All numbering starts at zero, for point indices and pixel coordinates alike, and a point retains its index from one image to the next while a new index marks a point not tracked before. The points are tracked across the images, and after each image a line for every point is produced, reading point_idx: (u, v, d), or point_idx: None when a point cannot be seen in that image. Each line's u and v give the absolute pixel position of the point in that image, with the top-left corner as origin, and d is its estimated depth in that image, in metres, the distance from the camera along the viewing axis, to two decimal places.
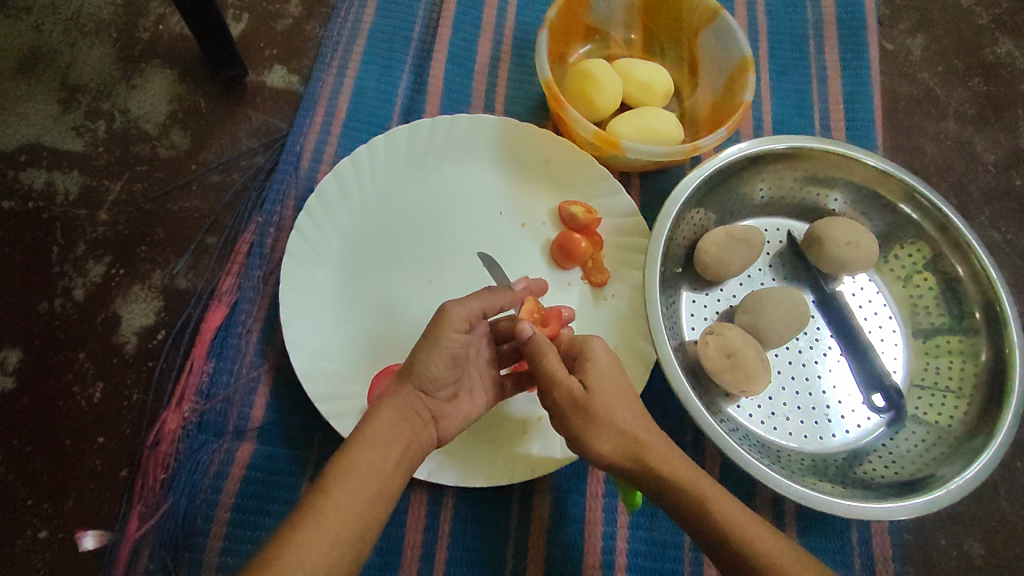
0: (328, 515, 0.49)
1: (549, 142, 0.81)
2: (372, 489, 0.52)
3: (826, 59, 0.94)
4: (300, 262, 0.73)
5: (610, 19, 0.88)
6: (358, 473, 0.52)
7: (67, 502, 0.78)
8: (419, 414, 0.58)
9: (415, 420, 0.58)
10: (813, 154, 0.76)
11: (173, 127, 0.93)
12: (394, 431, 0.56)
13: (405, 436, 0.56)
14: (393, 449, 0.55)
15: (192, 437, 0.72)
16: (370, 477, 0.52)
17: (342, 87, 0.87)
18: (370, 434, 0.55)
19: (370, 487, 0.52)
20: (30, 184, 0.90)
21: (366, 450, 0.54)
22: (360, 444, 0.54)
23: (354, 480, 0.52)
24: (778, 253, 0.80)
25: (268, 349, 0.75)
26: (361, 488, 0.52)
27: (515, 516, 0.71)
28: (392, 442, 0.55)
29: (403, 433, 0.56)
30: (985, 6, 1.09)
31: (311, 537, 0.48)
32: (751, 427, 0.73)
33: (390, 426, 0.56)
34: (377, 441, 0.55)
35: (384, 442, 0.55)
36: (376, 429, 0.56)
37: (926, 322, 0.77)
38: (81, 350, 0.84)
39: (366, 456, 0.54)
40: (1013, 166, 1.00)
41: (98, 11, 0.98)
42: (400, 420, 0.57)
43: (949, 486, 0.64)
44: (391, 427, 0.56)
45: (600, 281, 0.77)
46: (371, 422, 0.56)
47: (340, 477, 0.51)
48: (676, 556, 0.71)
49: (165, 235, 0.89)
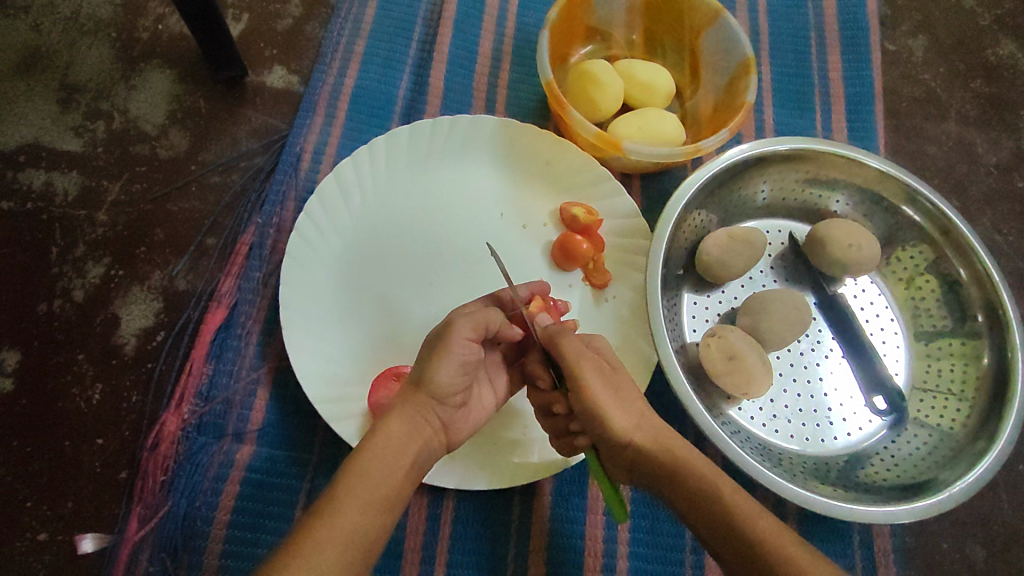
0: (332, 519, 0.48)
1: (549, 143, 0.80)
2: (383, 496, 0.52)
3: (828, 61, 0.94)
4: (300, 264, 0.73)
5: (611, 19, 0.87)
6: (368, 481, 0.52)
7: (66, 504, 0.77)
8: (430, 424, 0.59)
9: (425, 429, 0.58)
10: (815, 155, 0.76)
11: (173, 127, 0.93)
12: (404, 440, 0.56)
13: (414, 444, 0.57)
14: (402, 457, 0.55)
15: (192, 439, 0.72)
16: (380, 485, 0.52)
17: (343, 88, 0.87)
18: (380, 443, 0.55)
19: (380, 496, 0.52)
20: (29, 184, 0.89)
21: (374, 461, 0.54)
22: (370, 452, 0.54)
23: (365, 488, 0.51)
24: (779, 255, 0.80)
25: (268, 351, 0.75)
26: (372, 495, 0.51)
27: (515, 518, 0.71)
28: (401, 453, 0.55)
29: (413, 442, 0.57)
30: (987, 7, 1.09)
31: (322, 540, 0.47)
32: (752, 430, 0.72)
33: (400, 434, 0.56)
34: (387, 450, 0.55)
35: (393, 452, 0.55)
36: (386, 438, 0.56)
37: (928, 325, 0.77)
38: (81, 351, 0.83)
39: (375, 465, 0.53)
40: (1015, 168, 1.00)
41: (97, 10, 0.98)
42: (410, 429, 0.57)
43: (950, 490, 0.64)
44: (400, 436, 0.56)
45: (600, 283, 0.77)
46: (381, 430, 0.56)
47: (351, 484, 0.51)
48: (678, 559, 0.70)
49: (165, 235, 0.88)
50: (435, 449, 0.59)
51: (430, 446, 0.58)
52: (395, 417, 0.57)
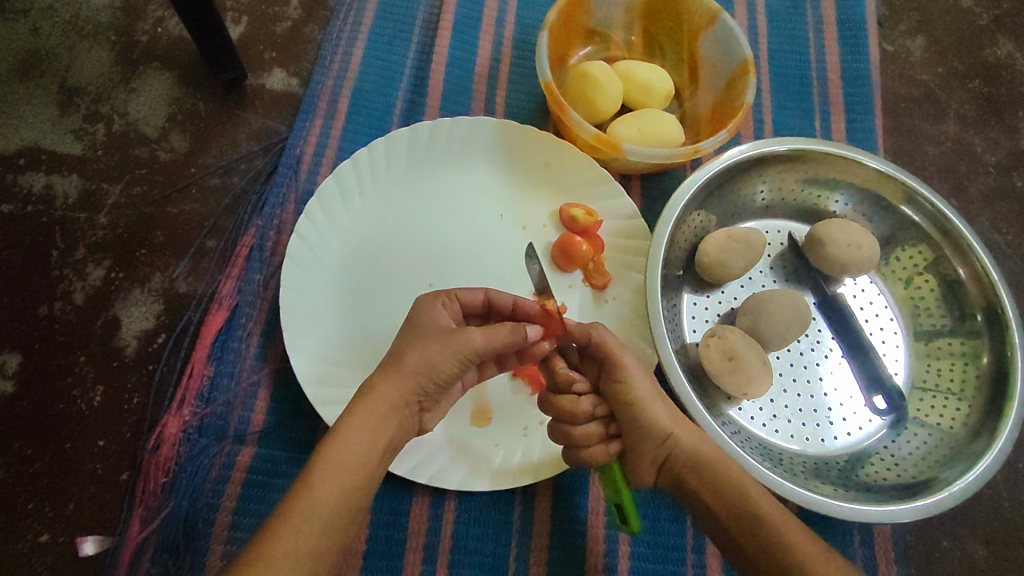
0: (316, 507, 0.49)
1: (549, 143, 0.80)
2: (354, 480, 0.51)
3: (826, 60, 0.94)
4: (300, 265, 0.73)
5: (610, 21, 0.87)
6: (343, 463, 0.52)
7: (68, 506, 0.77)
8: (411, 405, 0.57)
9: (405, 412, 0.56)
10: (812, 155, 0.76)
11: (173, 129, 0.93)
12: (383, 420, 0.55)
13: (391, 425, 0.55)
14: (377, 443, 0.54)
15: (193, 440, 0.72)
16: (353, 468, 0.52)
17: (342, 90, 0.87)
18: (357, 422, 0.54)
19: (352, 478, 0.51)
20: (29, 187, 0.89)
21: (350, 444, 0.52)
22: (346, 432, 0.53)
23: (339, 470, 0.51)
24: (778, 255, 0.80)
25: (268, 352, 0.75)
26: (345, 479, 0.51)
27: (517, 517, 0.71)
28: (379, 433, 0.54)
29: (391, 423, 0.55)
30: (985, 7, 1.09)
31: (296, 532, 0.47)
32: (752, 430, 0.72)
33: (378, 414, 0.55)
34: (363, 431, 0.53)
35: (370, 435, 0.54)
36: (363, 417, 0.54)
37: (927, 323, 0.77)
38: (81, 353, 0.83)
39: (350, 447, 0.52)
40: (1014, 167, 1.00)
41: (97, 14, 0.98)
42: (391, 409, 0.55)
43: (950, 488, 0.64)
44: (379, 416, 0.54)
45: (600, 283, 0.77)
46: (363, 406, 0.54)
47: (324, 468, 0.51)
48: (679, 559, 0.70)
49: (165, 238, 0.88)
50: (410, 429, 0.58)
51: (405, 427, 0.57)
52: (380, 391, 0.55)
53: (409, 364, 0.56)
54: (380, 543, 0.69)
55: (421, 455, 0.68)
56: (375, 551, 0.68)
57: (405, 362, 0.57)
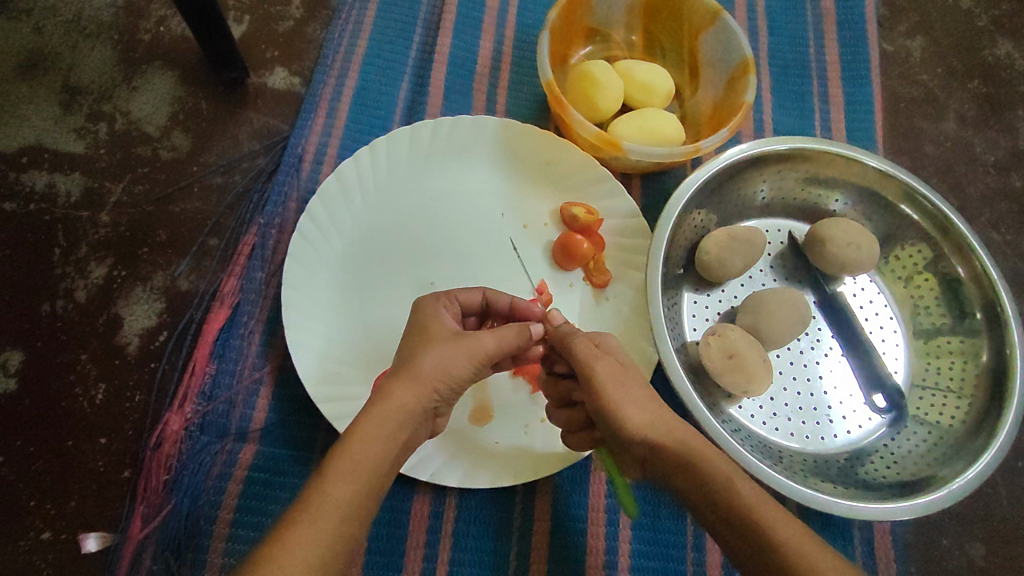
0: (326, 509, 0.49)
1: (550, 143, 0.81)
2: (361, 485, 0.51)
3: (827, 61, 0.94)
4: (302, 263, 0.73)
5: (610, 20, 0.88)
6: (350, 466, 0.51)
7: (69, 503, 0.78)
8: (426, 409, 0.57)
9: (419, 416, 0.56)
10: (812, 154, 0.76)
11: (174, 128, 0.94)
12: (397, 424, 0.55)
13: (405, 430, 0.55)
14: (390, 447, 0.54)
15: (194, 437, 0.72)
16: (366, 472, 0.52)
17: (343, 90, 0.87)
18: (370, 426, 0.54)
19: (365, 481, 0.51)
20: (31, 186, 0.90)
21: (363, 446, 0.53)
22: (359, 436, 0.53)
23: (346, 474, 0.51)
24: (779, 254, 0.80)
25: (269, 350, 0.76)
26: (358, 482, 0.51)
27: (518, 515, 0.71)
28: (392, 437, 0.54)
29: (404, 428, 0.55)
30: (984, 8, 1.10)
31: (307, 534, 0.47)
32: (752, 428, 0.73)
33: (392, 419, 0.55)
34: (377, 435, 0.53)
35: (384, 439, 0.54)
36: (377, 422, 0.54)
37: (927, 322, 0.77)
38: (84, 351, 0.84)
39: (364, 450, 0.52)
40: (1012, 167, 1.00)
41: (99, 12, 0.98)
42: (405, 414, 0.55)
43: (949, 486, 0.64)
44: (394, 420, 0.55)
45: (600, 282, 0.78)
46: (377, 411, 0.55)
47: (337, 471, 0.51)
48: (678, 557, 0.71)
49: (167, 236, 0.89)
50: (422, 433, 0.58)
51: (419, 431, 0.57)
52: (395, 396, 0.55)
53: (424, 368, 0.57)
54: (381, 541, 0.69)
55: (421, 452, 0.68)
56: (376, 549, 0.69)
57: (420, 365, 0.57)
